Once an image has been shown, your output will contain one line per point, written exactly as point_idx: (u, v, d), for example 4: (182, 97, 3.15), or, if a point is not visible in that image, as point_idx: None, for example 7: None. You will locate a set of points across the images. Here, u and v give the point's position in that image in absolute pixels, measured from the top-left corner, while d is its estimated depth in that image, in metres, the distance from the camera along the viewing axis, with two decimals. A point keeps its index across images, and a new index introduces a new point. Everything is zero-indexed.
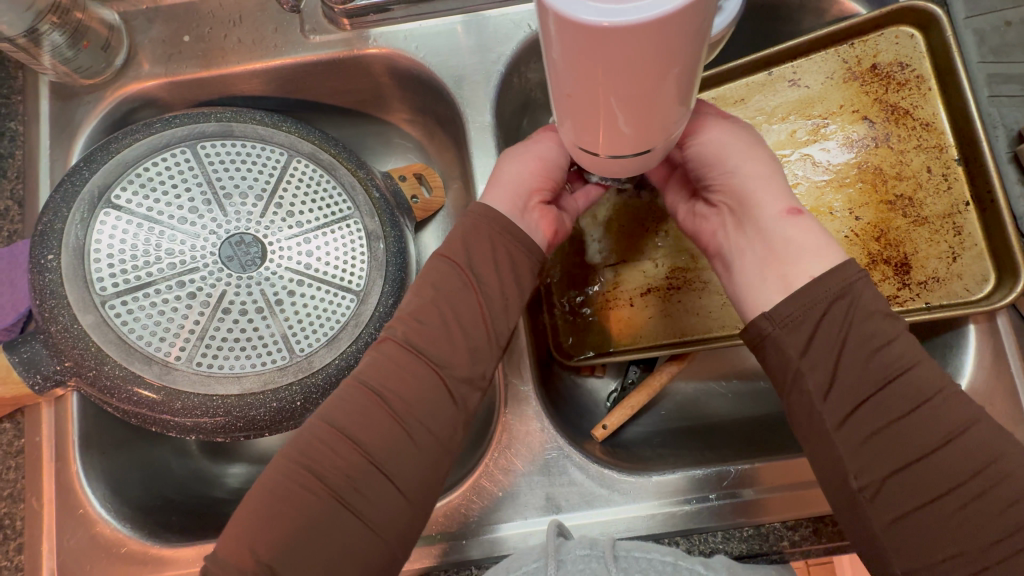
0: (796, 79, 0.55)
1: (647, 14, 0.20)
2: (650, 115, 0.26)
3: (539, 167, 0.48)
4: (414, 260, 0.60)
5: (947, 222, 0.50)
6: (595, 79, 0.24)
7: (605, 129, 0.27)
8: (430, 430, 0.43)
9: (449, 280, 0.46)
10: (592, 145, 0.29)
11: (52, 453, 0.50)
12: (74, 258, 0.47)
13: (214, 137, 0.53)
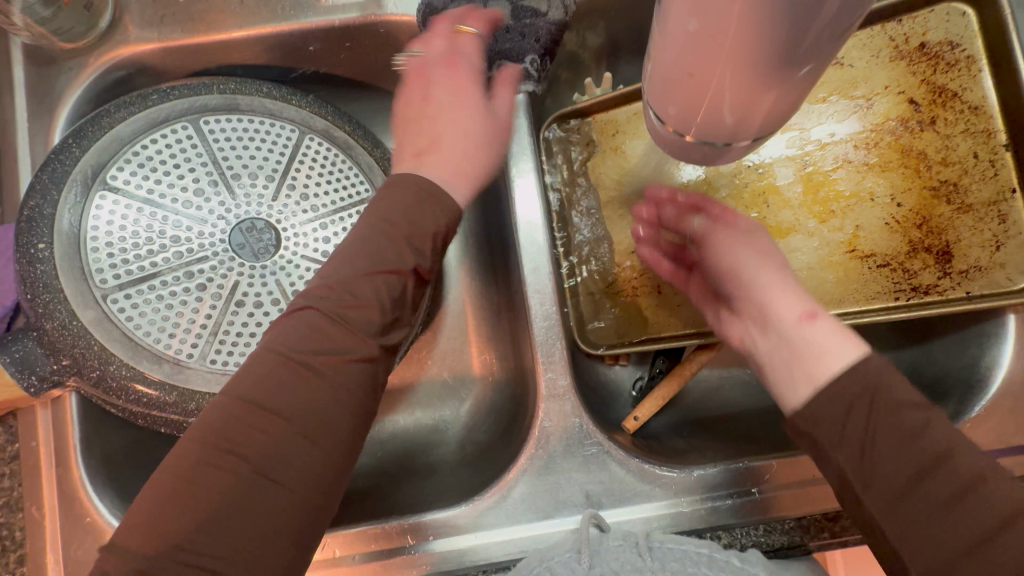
0: (840, 57, 0.52)
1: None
2: (766, 104, 0.25)
3: (420, 98, 0.46)
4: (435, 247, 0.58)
5: (992, 210, 0.49)
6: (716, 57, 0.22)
7: (706, 111, 0.26)
8: (312, 417, 0.35)
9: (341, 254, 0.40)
10: (686, 125, 0.28)
11: (51, 459, 0.46)
12: (69, 247, 0.42)
13: (218, 112, 0.48)
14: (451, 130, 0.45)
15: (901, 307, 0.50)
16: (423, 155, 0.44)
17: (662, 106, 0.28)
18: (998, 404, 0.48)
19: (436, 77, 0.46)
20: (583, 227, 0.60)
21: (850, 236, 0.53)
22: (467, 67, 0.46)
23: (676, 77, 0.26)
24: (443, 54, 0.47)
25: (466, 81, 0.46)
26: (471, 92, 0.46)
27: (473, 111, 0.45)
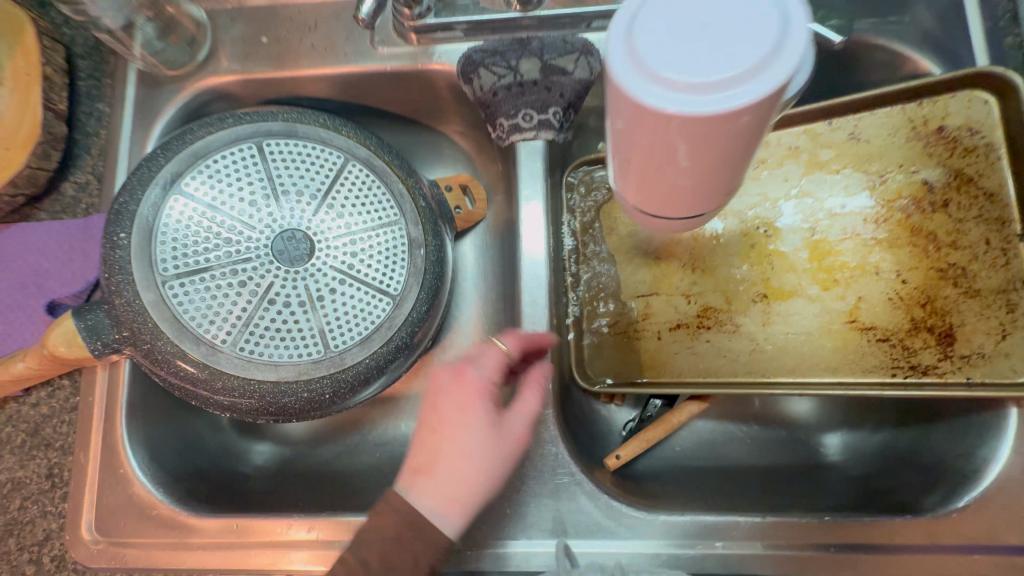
0: (855, 132, 0.54)
1: (723, 108, 0.24)
2: (711, 172, 0.30)
3: (434, 399, 0.47)
4: (450, 266, 0.67)
5: (1000, 298, 0.48)
6: (659, 148, 0.28)
7: (663, 181, 0.31)
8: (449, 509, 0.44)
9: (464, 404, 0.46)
10: (644, 193, 0.33)
11: (101, 415, 0.54)
12: (142, 237, 0.51)
13: (278, 136, 0.56)
14: (461, 443, 0.45)
15: (897, 383, 0.51)
16: (420, 476, 0.44)
17: (629, 167, 0.33)
18: (990, 499, 0.47)
19: (441, 388, 0.47)
20: (586, 265, 0.63)
21: (851, 306, 0.54)
22: (476, 380, 0.47)
23: (637, 152, 0.30)
24: (467, 359, 0.48)
25: (473, 403, 0.46)
26: (478, 409, 0.46)
27: (472, 441, 0.45)
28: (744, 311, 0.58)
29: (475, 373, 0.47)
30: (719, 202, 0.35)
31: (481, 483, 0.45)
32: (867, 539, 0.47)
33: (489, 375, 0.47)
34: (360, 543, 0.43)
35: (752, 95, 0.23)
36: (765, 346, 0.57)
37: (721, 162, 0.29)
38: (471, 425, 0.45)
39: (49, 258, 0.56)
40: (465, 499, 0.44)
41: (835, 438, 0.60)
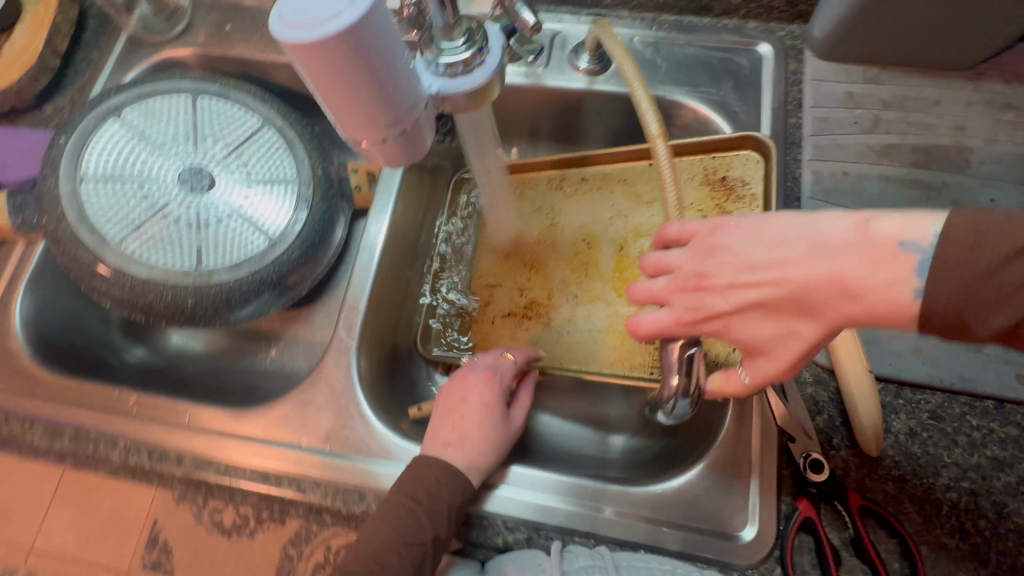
0: (665, 172, 0.67)
1: (342, 28, 0.30)
2: (394, 103, 0.36)
3: (461, 394, 0.55)
4: (336, 244, 0.76)
5: None
6: (343, 82, 0.33)
7: (368, 116, 0.36)
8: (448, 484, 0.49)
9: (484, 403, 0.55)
10: (366, 136, 0.38)
11: (5, 280, 0.65)
12: (77, 146, 0.64)
13: (212, 97, 0.71)
14: (483, 422, 0.53)
15: (652, 376, 0.59)
16: (447, 449, 0.51)
17: (348, 131, 0.38)
18: (700, 489, 0.51)
19: (471, 385, 0.56)
20: (450, 256, 0.75)
21: (635, 312, 0.63)
22: (499, 383, 0.57)
23: (336, 106, 0.35)
24: (488, 365, 0.58)
25: (495, 399, 0.55)
26: (499, 404, 0.55)
27: (497, 422, 0.54)
28: (559, 308, 0.67)
29: (496, 378, 0.57)
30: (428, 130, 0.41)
31: (498, 452, 0.53)
32: (583, 501, 0.52)
33: (509, 379, 0.58)
34: (405, 487, 0.48)
35: (357, 16, 0.31)
36: (565, 337, 0.65)
37: (393, 94, 0.36)
38: (494, 411, 0.54)
39: (13, 151, 0.69)
40: (483, 460, 0.52)
41: (620, 440, 0.68)
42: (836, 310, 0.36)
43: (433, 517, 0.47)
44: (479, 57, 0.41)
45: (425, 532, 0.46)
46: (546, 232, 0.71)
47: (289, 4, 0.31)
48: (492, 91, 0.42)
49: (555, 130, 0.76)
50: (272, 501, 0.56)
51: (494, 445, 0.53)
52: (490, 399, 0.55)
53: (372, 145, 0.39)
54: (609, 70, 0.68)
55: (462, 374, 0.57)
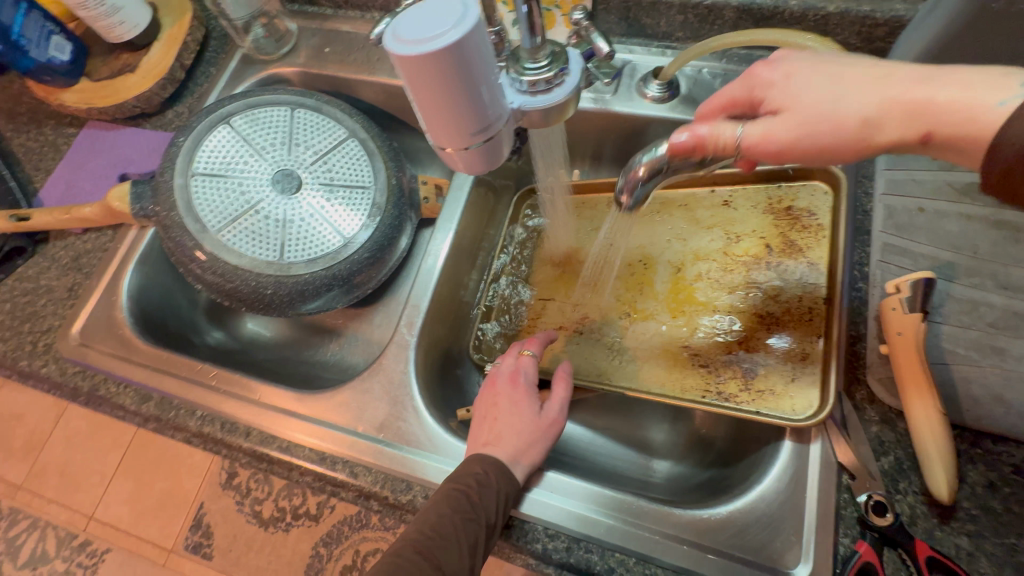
0: (727, 198, 0.67)
1: (446, 45, 0.34)
2: (481, 114, 0.40)
3: (492, 398, 0.57)
4: (398, 254, 0.81)
5: (799, 346, 0.57)
6: (439, 91, 0.37)
7: (455, 124, 0.40)
8: (494, 477, 0.50)
9: (511, 402, 0.55)
10: (449, 141, 0.41)
11: (118, 259, 0.74)
12: (191, 145, 0.73)
13: (308, 109, 0.79)
14: (515, 420, 0.54)
15: (702, 401, 0.58)
16: (488, 448, 0.52)
17: (437, 138, 0.42)
18: (752, 522, 0.50)
19: (500, 389, 0.57)
20: (507, 268, 0.78)
21: (689, 334, 0.62)
22: (525, 383, 0.57)
23: (429, 115, 0.39)
24: (511, 368, 0.59)
25: (524, 396, 0.56)
26: (529, 400, 0.56)
27: (531, 418, 0.54)
28: (610, 324, 0.67)
29: (524, 378, 0.58)
30: (509, 138, 0.44)
31: (537, 448, 0.53)
32: (632, 520, 0.51)
33: (534, 376, 0.58)
34: (457, 475, 0.50)
35: (460, 34, 0.35)
36: (616, 354, 0.65)
37: (481, 105, 0.39)
38: (525, 408, 0.55)
39: (137, 151, 0.82)
40: (526, 455, 0.53)
41: (664, 466, 0.67)
42: (894, 122, 0.40)
43: (487, 501, 0.48)
44: (560, 77, 0.44)
45: (479, 511, 0.48)
46: (603, 252, 0.72)
47: (401, 22, 0.36)
48: (568, 108, 0.45)
49: (618, 153, 0.79)
50: (325, 483, 0.59)
51: (531, 440, 0.53)
52: (525, 397, 0.56)
53: (456, 152, 0.43)
54: (677, 98, 0.70)
55: (490, 382, 0.58)
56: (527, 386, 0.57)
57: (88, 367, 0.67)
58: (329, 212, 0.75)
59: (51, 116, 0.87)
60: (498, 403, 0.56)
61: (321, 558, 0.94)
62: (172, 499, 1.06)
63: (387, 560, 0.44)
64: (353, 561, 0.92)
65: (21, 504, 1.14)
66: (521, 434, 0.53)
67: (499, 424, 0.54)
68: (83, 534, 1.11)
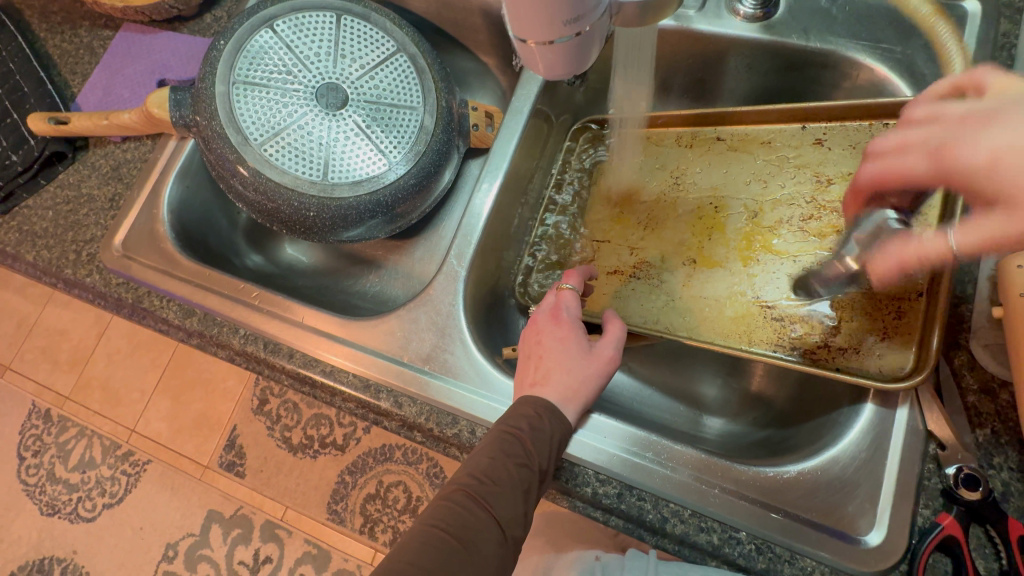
0: (820, 137, 0.59)
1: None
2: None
3: (535, 337, 0.52)
4: (444, 182, 0.77)
5: (892, 303, 0.51)
6: None
7: (545, 7, 0.33)
8: (547, 420, 0.47)
9: (554, 341, 0.51)
10: (534, 33, 0.35)
11: (159, 170, 0.71)
12: (232, 48, 0.68)
13: (355, 16, 0.72)
14: (564, 358, 0.50)
15: (776, 356, 0.53)
16: (537, 387, 0.49)
17: (518, 28, 0.36)
18: (821, 484, 0.46)
19: (542, 327, 0.53)
20: (561, 206, 0.73)
21: (761, 285, 0.57)
22: (568, 319, 0.53)
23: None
24: (551, 305, 0.55)
25: (569, 334, 0.52)
26: (575, 337, 0.51)
27: (580, 356, 0.50)
28: (670, 269, 0.62)
29: (567, 315, 0.53)
30: (598, 36, 0.38)
31: (590, 386, 0.50)
32: (689, 472, 0.48)
33: (577, 313, 0.54)
34: (507, 416, 0.47)
35: None
36: (676, 300, 0.61)
37: None
38: (572, 345, 0.51)
39: (175, 58, 0.78)
40: (579, 395, 0.49)
41: (716, 423, 0.64)
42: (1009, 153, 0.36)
43: (541, 445, 0.46)
44: None
45: (533, 457, 0.45)
46: (669, 190, 0.66)
47: None
48: (670, 4, 0.39)
49: (692, 85, 0.71)
50: (369, 410, 0.58)
51: (583, 381, 0.49)
52: (570, 334, 0.52)
53: (538, 48, 0.37)
54: (775, 17, 0.60)
55: (530, 321, 0.54)
56: (572, 323, 0.53)
57: (132, 279, 0.66)
58: (377, 132, 0.70)
59: (85, 17, 0.83)
60: (541, 342, 0.52)
61: (347, 485, 0.95)
62: (207, 419, 1.09)
63: (439, 504, 0.43)
64: (376, 490, 0.92)
65: (71, 412, 1.20)
66: (570, 375, 0.49)
67: (547, 365, 0.50)
68: (126, 445, 1.17)
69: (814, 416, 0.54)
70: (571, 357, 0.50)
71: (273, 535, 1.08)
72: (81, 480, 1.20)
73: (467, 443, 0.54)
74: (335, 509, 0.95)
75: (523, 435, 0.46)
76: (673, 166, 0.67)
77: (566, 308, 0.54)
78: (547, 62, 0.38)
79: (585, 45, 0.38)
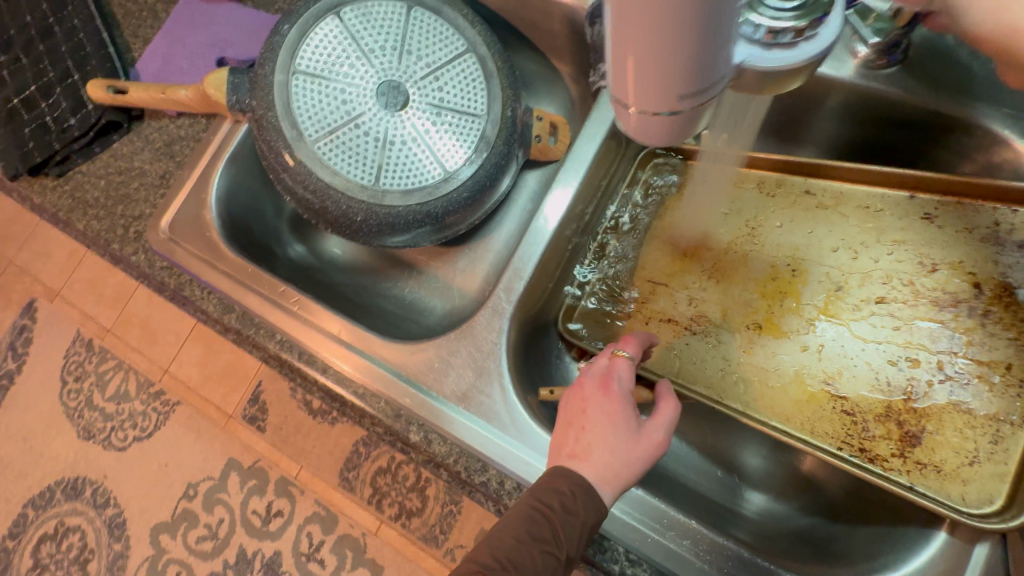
0: (930, 212, 0.53)
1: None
2: (699, 74, 0.29)
3: (579, 403, 0.49)
4: (498, 195, 0.72)
5: (989, 424, 0.47)
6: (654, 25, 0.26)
7: (658, 78, 0.29)
8: (583, 506, 0.44)
9: (602, 415, 0.47)
10: (642, 101, 0.31)
11: (210, 153, 0.69)
12: (295, 34, 0.64)
13: (426, 9, 0.67)
14: (608, 436, 0.46)
15: (850, 463, 0.49)
16: (575, 461, 0.46)
17: (623, 92, 0.31)
18: None
19: (588, 394, 0.49)
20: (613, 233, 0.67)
21: (834, 371, 0.53)
22: (618, 391, 0.49)
23: (623, 58, 0.29)
24: (602, 370, 0.51)
25: (618, 409, 0.48)
26: (624, 414, 0.47)
27: (627, 437, 0.46)
28: (733, 332, 0.57)
29: (618, 387, 0.49)
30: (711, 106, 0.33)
31: (632, 470, 0.46)
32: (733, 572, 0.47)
33: (629, 386, 0.50)
34: (538, 490, 0.44)
35: None
36: (735, 368, 0.56)
37: (704, 60, 0.28)
38: (619, 423, 0.47)
39: (237, 32, 0.75)
40: (619, 478, 0.45)
41: (758, 498, 0.59)
42: None
43: (571, 532, 0.43)
44: (808, 31, 0.31)
45: (561, 544, 0.43)
46: (743, 241, 0.60)
47: None
48: (797, 78, 0.33)
49: (784, 124, 0.64)
50: (396, 439, 0.56)
51: (627, 466, 0.46)
52: (620, 412, 0.48)
53: (643, 116, 0.32)
54: (898, 67, 0.52)
55: (577, 383, 0.50)
56: (624, 399, 0.49)
57: (176, 265, 0.65)
58: (436, 140, 0.66)
59: None
60: (586, 412, 0.48)
61: (360, 455, 0.94)
62: (235, 370, 1.11)
63: None
64: (387, 464, 0.92)
65: (110, 345, 1.22)
66: (614, 456, 0.46)
67: (590, 440, 0.46)
68: (159, 383, 1.19)
69: (873, 522, 0.51)
70: (618, 437, 0.46)
71: (287, 491, 1.10)
72: (114, 411, 1.22)
73: (494, 493, 0.53)
74: (347, 476, 0.96)
75: (553, 519, 0.43)
76: (751, 215, 0.61)
77: (619, 379, 0.50)
78: (649, 129, 0.33)
79: (696, 116, 0.33)
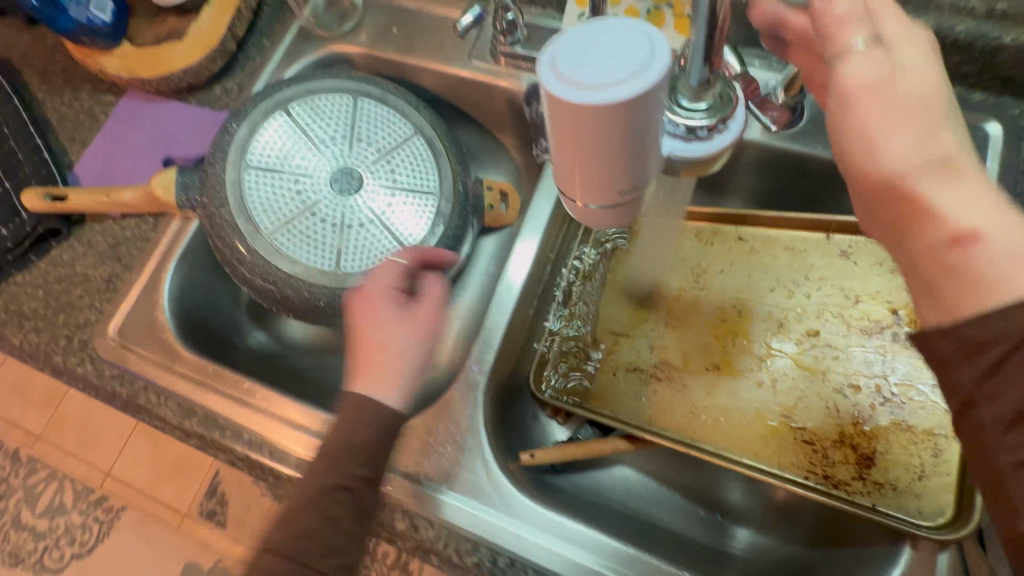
0: (847, 250, 0.60)
1: (616, 98, 0.27)
2: (639, 172, 0.32)
3: (360, 314, 0.52)
4: (457, 262, 0.74)
5: (929, 439, 0.52)
6: (595, 144, 0.30)
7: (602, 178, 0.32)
8: (374, 419, 0.47)
9: (379, 322, 0.51)
10: (590, 195, 0.34)
11: (160, 252, 0.68)
12: (245, 132, 0.66)
13: (372, 98, 0.71)
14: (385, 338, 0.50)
15: (822, 492, 0.51)
16: (368, 378, 0.49)
17: (572, 189, 0.35)
18: None
19: (366, 304, 0.52)
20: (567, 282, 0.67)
21: (791, 403, 0.57)
22: (387, 291, 0.53)
23: (567, 160, 0.32)
24: (377, 278, 0.54)
25: (388, 309, 0.52)
26: (392, 310, 0.52)
27: (401, 331, 0.51)
28: (694, 375, 0.61)
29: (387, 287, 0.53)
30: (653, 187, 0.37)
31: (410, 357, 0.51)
32: None
33: (396, 282, 0.54)
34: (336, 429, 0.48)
35: (641, 88, 0.27)
36: (702, 411, 0.59)
37: (640, 162, 0.32)
38: (393, 323, 0.51)
39: (182, 129, 0.75)
40: (400, 373, 0.50)
41: (743, 534, 0.61)
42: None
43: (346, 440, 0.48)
44: (722, 124, 0.36)
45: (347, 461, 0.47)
46: (690, 289, 0.65)
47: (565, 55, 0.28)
48: (716, 162, 0.38)
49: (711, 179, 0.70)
50: (382, 528, 0.55)
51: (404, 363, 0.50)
52: (392, 314, 0.52)
53: (592, 208, 0.35)
54: (797, 127, 0.60)
55: (358, 296, 0.53)
56: (392, 297, 0.53)
57: (128, 372, 0.62)
58: (392, 220, 0.67)
59: (87, 79, 0.80)
60: (377, 329, 0.51)
61: None
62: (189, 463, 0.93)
63: None
64: None
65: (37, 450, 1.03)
66: (394, 357, 0.50)
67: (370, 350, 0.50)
68: (97, 488, 1.00)
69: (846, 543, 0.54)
70: (391, 335, 0.51)
71: None
72: None
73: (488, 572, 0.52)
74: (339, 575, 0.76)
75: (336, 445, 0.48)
76: (696, 263, 0.66)
77: (391, 285, 0.54)
78: (601, 214, 0.36)
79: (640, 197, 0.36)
